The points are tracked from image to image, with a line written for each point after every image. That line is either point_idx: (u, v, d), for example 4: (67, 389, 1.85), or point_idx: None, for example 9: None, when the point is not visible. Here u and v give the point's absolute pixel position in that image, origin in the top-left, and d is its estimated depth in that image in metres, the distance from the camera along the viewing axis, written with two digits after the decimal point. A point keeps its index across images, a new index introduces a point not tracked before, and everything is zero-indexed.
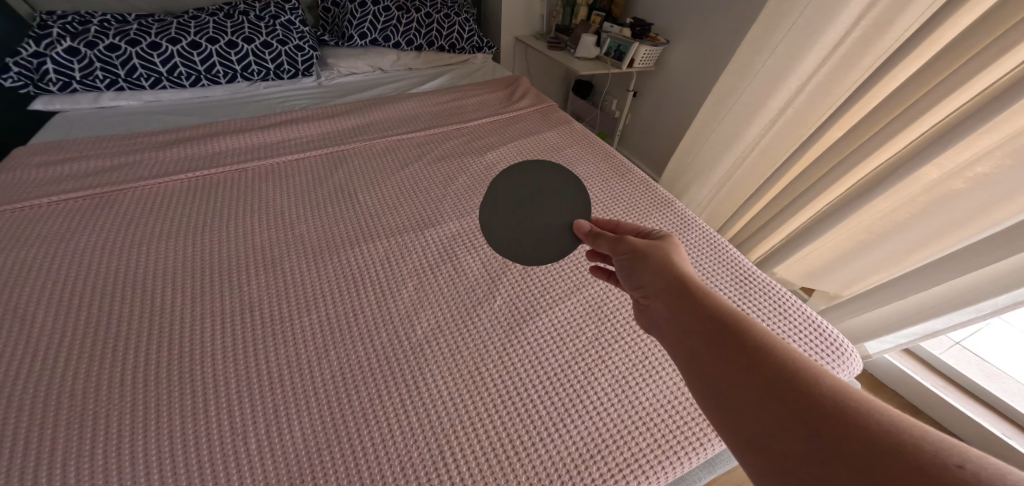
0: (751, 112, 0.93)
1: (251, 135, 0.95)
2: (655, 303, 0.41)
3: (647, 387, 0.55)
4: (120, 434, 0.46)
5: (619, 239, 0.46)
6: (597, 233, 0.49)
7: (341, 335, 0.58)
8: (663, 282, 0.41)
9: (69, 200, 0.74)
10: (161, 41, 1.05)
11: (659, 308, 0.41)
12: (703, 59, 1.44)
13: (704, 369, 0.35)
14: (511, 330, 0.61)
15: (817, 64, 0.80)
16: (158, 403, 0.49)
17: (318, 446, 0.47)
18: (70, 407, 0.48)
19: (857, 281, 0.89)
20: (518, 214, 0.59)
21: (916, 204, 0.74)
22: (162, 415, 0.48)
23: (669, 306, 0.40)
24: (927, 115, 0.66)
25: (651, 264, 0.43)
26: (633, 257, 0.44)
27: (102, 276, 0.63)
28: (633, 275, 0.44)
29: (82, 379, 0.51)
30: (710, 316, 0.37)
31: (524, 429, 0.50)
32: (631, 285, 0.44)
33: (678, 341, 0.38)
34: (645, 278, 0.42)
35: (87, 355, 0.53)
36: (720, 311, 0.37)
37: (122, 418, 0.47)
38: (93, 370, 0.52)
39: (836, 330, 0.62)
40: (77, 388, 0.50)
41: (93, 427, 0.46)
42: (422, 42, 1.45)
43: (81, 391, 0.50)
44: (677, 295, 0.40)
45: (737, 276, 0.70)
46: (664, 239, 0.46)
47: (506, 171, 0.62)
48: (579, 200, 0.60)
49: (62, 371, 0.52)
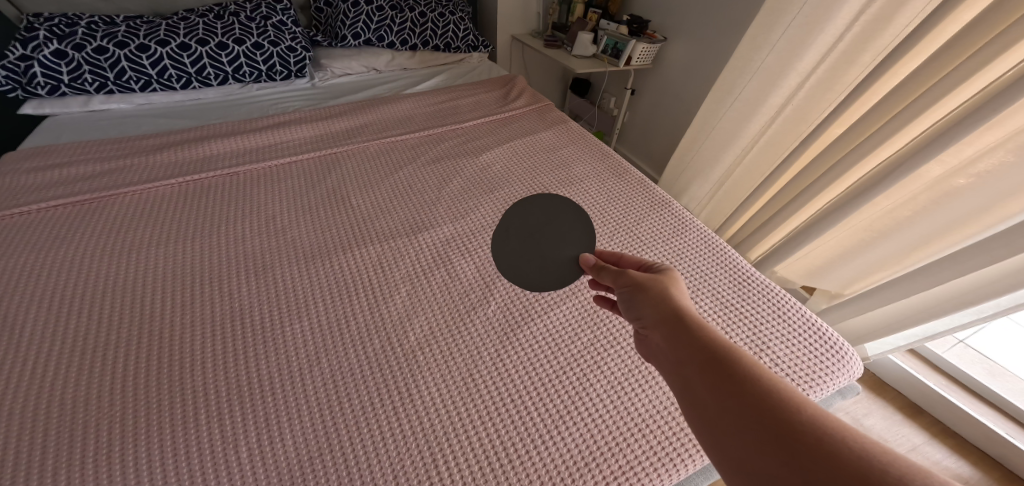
0: (750, 110, 0.92)
1: (243, 138, 0.94)
2: (657, 339, 0.39)
3: (643, 392, 0.54)
4: (104, 443, 0.45)
5: (620, 271, 0.45)
6: (600, 265, 0.48)
7: (332, 341, 0.57)
8: (664, 314, 0.39)
9: (56, 206, 0.73)
10: (151, 43, 1.04)
11: (660, 343, 0.38)
12: (702, 55, 1.43)
13: (707, 413, 0.32)
14: (505, 335, 0.60)
15: (816, 61, 0.79)
16: (143, 413, 0.48)
17: (308, 456, 0.46)
18: (54, 416, 0.47)
19: (859, 280, 0.88)
20: (528, 242, 0.60)
21: (918, 202, 0.73)
22: (148, 424, 0.47)
23: (672, 342, 0.37)
24: (929, 111, 0.65)
25: (651, 297, 0.41)
26: (633, 289, 0.43)
27: (91, 282, 0.62)
28: (633, 306, 0.42)
29: (67, 388, 0.50)
30: (714, 355, 0.35)
31: (517, 436, 0.49)
32: (631, 316, 0.42)
33: (680, 381, 0.35)
34: (645, 311, 0.40)
35: (73, 364, 0.52)
36: (723, 349, 0.35)
37: (108, 427, 0.47)
38: (78, 379, 0.51)
39: (835, 332, 0.61)
40: (61, 398, 0.49)
41: (78, 436, 0.46)
42: (417, 42, 1.44)
43: (66, 401, 0.49)
44: (678, 330, 0.38)
45: (735, 278, 0.69)
46: (665, 272, 0.44)
47: (518, 204, 0.64)
48: (585, 235, 0.61)
49: (46, 381, 0.51)
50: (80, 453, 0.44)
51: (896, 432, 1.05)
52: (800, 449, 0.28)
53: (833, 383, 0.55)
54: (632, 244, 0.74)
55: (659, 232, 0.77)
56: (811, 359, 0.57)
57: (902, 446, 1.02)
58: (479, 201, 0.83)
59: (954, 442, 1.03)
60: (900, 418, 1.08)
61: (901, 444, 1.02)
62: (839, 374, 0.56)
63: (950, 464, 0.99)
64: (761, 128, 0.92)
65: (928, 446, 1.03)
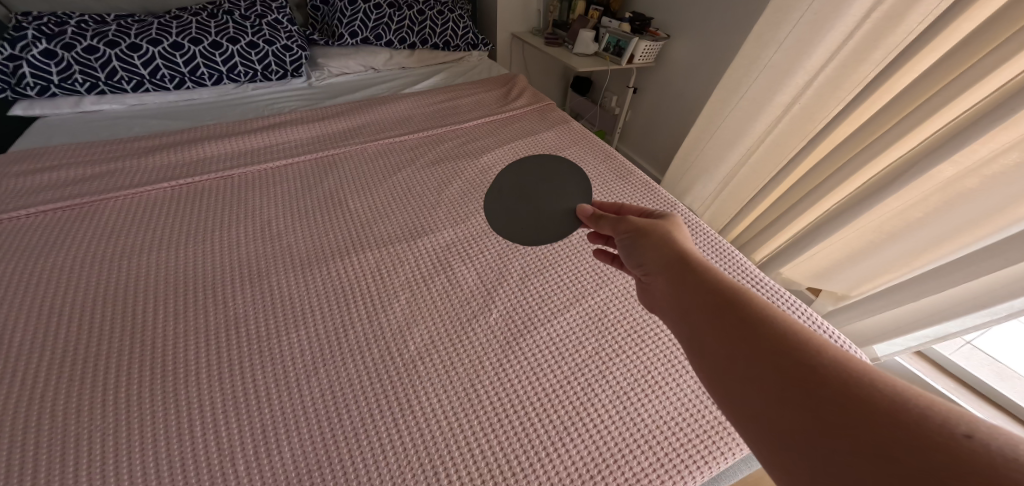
0: (756, 110, 0.90)
1: (238, 139, 0.92)
2: (656, 279, 0.41)
3: (649, 403, 0.52)
4: (88, 461, 0.43)
5: (620, 219, 0.47)
6: (599, 216, 0.49)
7: (329, 350, 0.56)
8: (664, 257, 0.41)
9: (45, 211, 0.71)
10: (142, 43, 1.02)
11: (660, 284, 0.40)
12: (706, 53, 1.41)
13: (707, 345, 0.34)
14: (507, 343, 0.58)
15: (825, 60, 0.77)
16: (129, 426, 0.46)
17: (308, 469, 0.45)
18: (37, 431, 0.45)
19: (866, 283, 0.86)
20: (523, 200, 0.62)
21: (930, 203, 0.71)
22: (136, 439, 0.45)
23: (671, 281, 0.39)
24: (944, 109, 0.63)
25: (651, 242, 0.43)
26: (635, 235, 0.44)
27: (80, 290, 0.60)
28: (634, 252, 0.44)
29: (52, 401, 0.48)
30: (713, 291, 0.36)
31: (520, 450, 0.47)
32: (632, 261, 0.44)
33: (679, 315, 0.37)
34: (645, 256, 0.42)
35: (59, 375, 0.51)
36: (718, 280, 0.37)
37: (94, 443, 0.45)
38: (63, 391, 0.49)
39: (847, 338, 0.59)
40: (45, 411, 0.47)
41: (62, 453, 0.44)
42: (415, 41, 1.42)
43: (50, 415, 0.47)
44: (677, 271, 0.39)
45: (743, 283, 0.67)
46: (666, 218, 0.46)
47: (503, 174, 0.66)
48: (576, 185, 0.63)
49: (31, 392, 0.49)
50: (63, 470, 0.42)
51: None
52: (786, 363, 0.30)
53: None
54: None
55: None
56: None
57: None
58: (480, 204, 0.82)
59: None
60: None
61: None
62: None
63: None
64: (767, 128, 0.90)
65: None
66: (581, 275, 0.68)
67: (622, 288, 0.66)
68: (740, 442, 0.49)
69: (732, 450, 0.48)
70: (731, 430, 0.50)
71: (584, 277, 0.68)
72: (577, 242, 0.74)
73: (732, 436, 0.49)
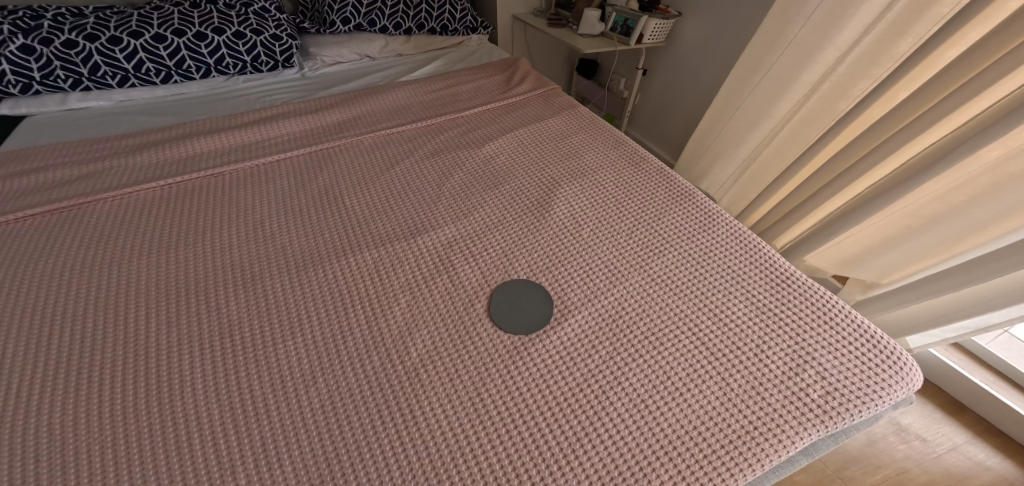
0: (781, 88, 0.82)
1: (229, 134, 0.88)
2: None
3: (669, 409, 0.47)
4: (61, 471, 0.40)
5: None
6: None
7: (327, 357, 0.52)
8: None
9: (25, 217, 0.68)
10: (122, 35, 0.97)
11: None
12: (723, 32, 1.33)
13: None
14: (514, 348, 0.54)
15: (859, 34, 0.69)
16: (106, 432, 0.43)
17: (312, 480, 0.40)
18: (12, 436, 0.42)
19: (897, 271, 0.80)
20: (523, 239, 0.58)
21: (975, 185, 0.64)
22: (109, 451, 0.41)
23: None
24: (998, 85, 0.55)
25: None
26: None
27: (62, 295, 0.57)
28: None
29: (20, 412, 0.44)
30: None
31: (528, 459, 0.43)
32: None
33: None
34: None
35: (33, 380, 0.47)
36: None
37: (64, 456, 0.41)
38: (35, 396, 0.46)
39: (890, 338, 0.54)
40: (13, 418, 0.44)
41: (34, 464, 0.40)
42: (411, 26, 1.36)
43: (12, 427, 0.43)
44: None
45: (771, 278, 0.62)
46: None
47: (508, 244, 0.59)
48: None
49: (6, 395, 0.46)
50: (35, 478, 0.39)
51: (934, 431, 0.99)
52: None
53: (890, 397, 0.49)
54: (653, 242, 0.68)
55: (683, 227, 0.71)
56: (861, 370, 0.51)
57: (941, 445, 0.96)
58: (482, 197, 0.77)
59: (998, 441, 0.97)
60: (940, 415, 1.02)
61: (939, 443, 0.96)
62: (894, 387, 0.49)
63: (993, 464, 0.93)
64: (792, 107, 0.83)
65: (970, 446, 0.96)
66: (592, 273, 0.63)
67: (638, 285, 0.62)
68: (775, 451, 0.44)
69: (764, 460, 0.43)
70: (762, 438, 0.45)
71: (596, 274, 0.63)
72: (588, 237, 0.69)
73: (763, 445, 0.44)
